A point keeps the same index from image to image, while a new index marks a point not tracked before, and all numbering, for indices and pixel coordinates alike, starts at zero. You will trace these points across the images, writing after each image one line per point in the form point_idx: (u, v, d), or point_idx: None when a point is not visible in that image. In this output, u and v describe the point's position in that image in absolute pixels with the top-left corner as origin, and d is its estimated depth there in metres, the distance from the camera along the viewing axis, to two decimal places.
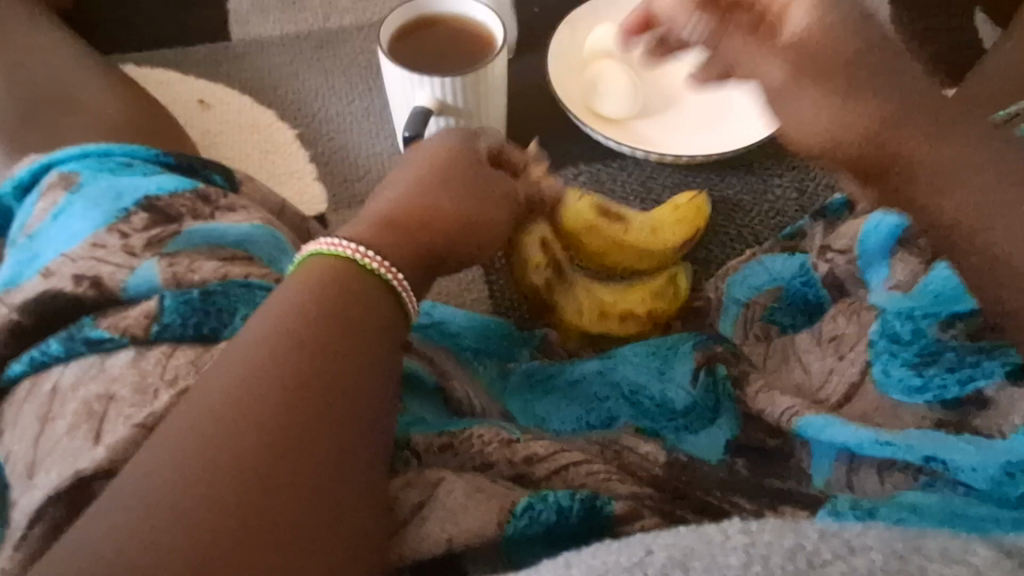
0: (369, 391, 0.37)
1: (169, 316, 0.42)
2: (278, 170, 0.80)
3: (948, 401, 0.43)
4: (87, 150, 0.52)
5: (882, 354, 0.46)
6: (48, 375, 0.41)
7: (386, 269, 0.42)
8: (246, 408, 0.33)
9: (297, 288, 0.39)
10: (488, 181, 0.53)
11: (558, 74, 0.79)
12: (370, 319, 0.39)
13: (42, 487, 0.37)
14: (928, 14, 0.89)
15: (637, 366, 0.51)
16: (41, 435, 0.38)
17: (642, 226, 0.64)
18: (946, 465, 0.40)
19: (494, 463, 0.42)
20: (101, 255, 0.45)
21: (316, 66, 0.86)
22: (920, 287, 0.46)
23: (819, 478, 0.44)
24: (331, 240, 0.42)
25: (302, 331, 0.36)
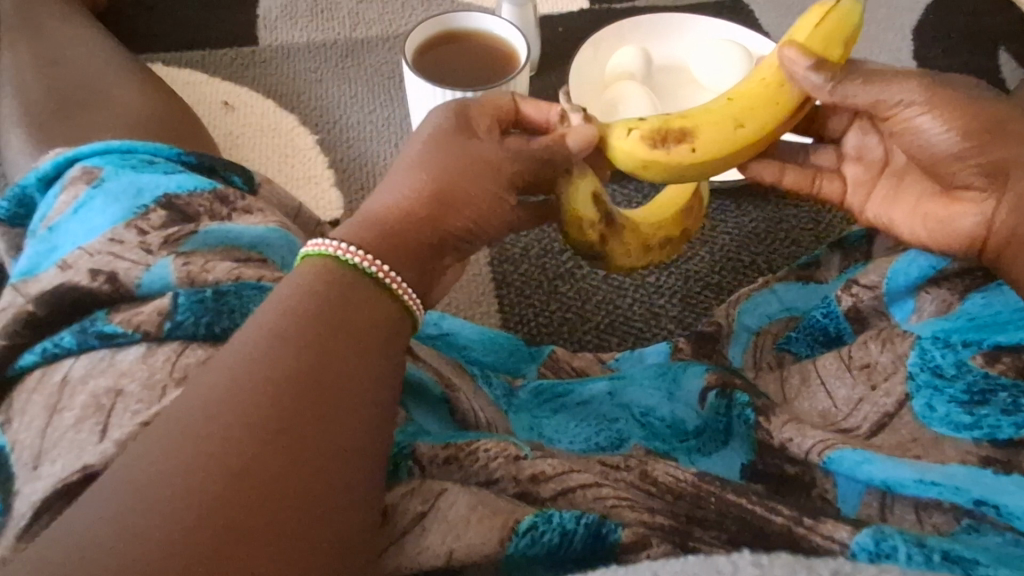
0: (364, 388, 0.36)
1: (183, 314, 0.42)
2: (296, 174, 0.81)
3: (999, 440, 0.41)
4: (111, 146, 0.53)
5: (924, 387, 0.44)
6: (59, 366, 0.41)
7: (369, 263, 0.39)
8: (238, 406, 0.33)
9: (296, 284, 0.37)
10: (476, 149, 0.45)
11: (579, 93, 0.80)
12: (366, 313, 0.38)
13: (44, 477, 0.36)
14: (954, 50, 0.88)
15: (646, 390, 0.51)
16: (48, 425, 0.38)
17: (715, 127, 0.45)
18: (998, 510, 0.38)
19: (498, 479, 0.41)
20: (118, 251, 0.45)
21: (341, 74, 0.88)
22: (956, 313, 0.45)
23: (849, 511, 0.41)
24: (317, 241, 0.39)
25: (296, 326, 0.35)
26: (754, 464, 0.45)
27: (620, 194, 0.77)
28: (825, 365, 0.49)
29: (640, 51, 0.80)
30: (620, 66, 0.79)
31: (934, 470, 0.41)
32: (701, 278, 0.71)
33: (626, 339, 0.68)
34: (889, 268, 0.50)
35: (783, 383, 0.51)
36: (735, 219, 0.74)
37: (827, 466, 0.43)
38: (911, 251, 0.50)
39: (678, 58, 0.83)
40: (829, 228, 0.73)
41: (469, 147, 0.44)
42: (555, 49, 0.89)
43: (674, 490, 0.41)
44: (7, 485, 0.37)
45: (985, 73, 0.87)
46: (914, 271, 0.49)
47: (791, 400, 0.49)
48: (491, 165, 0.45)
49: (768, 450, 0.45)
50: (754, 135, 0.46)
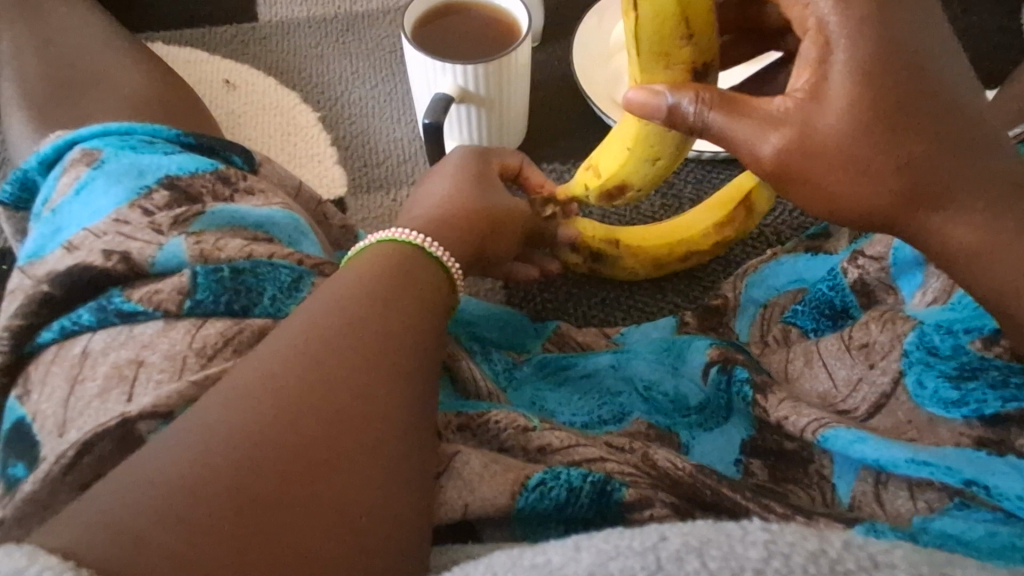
0: (409, 365, 0.38)
1: (203, 293, 0.42)
2: (299, 153, 0.80)
3: (987, 416, 0.39)
4: (109, 128, 0.52)
5: (916, 363, 0.42)
6: (77, 340, 0.41)
7: (441, 252, 0.46)
8: (298, 379, 0.35)
9: (351, 278, 0.41)
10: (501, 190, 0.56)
11: (582, 64, 0.79)
12: (420, 294, 0.42)
13: (71, 443, 0.37)
14: (977, 9, 0.86)
15: (649, 364, 0.51)
16: (71, 394, 0.39)
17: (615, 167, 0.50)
18: (989, 491, 0.37)
19: (509, 448, 0.42)
20: (127, 231, 0.45)
21: (342, 49, 0.86)
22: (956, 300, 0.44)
23: (844, 490, 0.41)
24: (401, 230, 0.46)
25: (353, 311, 0.38)
26: (755, 439, 0.45)
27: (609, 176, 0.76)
28: (828, 346, 0.48)
29: None
30: None
31: (928, 450, 0.39)
32: None
33: (631, 314, 0.67)
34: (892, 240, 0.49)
35: (787, 364, 0.50)
36: None
37: (823, 444, 0.41)
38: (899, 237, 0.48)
39: None
40: None
41: (493, 192, 0.54)
42: (560, 18, 0.87)
43: (673, 473, 0.41)
44: (34, 452, 0.38)
45: (1010, 33, 0.84)
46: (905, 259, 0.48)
47: (793, 380, 0.49)
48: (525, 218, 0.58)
49: (765, 427, 0.45)
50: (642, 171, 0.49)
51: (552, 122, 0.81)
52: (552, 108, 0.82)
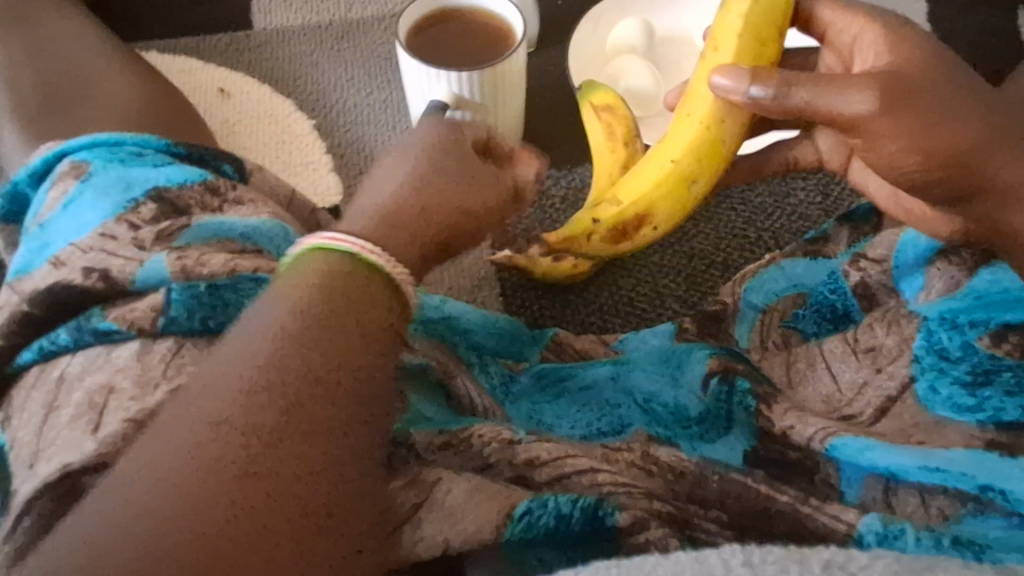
0: (375, 385, 0.37)
1: (177, 309, 0.41)
2: (294, 160, 0.80)
3: (1005, 423, 0.39)
4: (99, 138, 0.51)
5: (928, 370, 0.42)
6: (56, 363, 0.41)
7: (381, 259, 0.40)
8: (242, 409, 0.33)
9: (284, 294, 0.38)
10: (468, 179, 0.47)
11: (578, 70, 0.80)
12: (373, 314, 0.38)
13: (41, 474, 0.36)
14: (972, 9, 0.87)
15: (649, 376, 0.50)
16: (45, 422, 0.38)
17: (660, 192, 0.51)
18: (1005, 496, 0.37)
19: (494, 464, 0.41)
20: (112, 247, 0.45)
21: (337, 56, 0.86)
22: (964, 290, 0.44)
23: (852, 496, 0.40)
24: (333, 235, 0.40)
25: (300, 331, 0.36)
26: (756, 450, 0.43)
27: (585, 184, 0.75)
28: (831, 349, 0.47)
29: (642, 21, 0.80)
30: (621, 40, 0.79)
31: (938, 454, 0.39)
32: (707, 256, 0.69)
33: (630, 322, 0.67)
34: (896, 242, 0.49)
35: (789, 367, 0.49)
36: (741, 193, 0.72)
37: (830, 453, 0.41)
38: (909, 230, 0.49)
39: (681, 30, 0.82)
40: (840, 200, 0.71)
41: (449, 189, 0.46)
42: (556, 23, 0.87)
43: (676, 467, 0.41)
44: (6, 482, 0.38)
45: (1005, 34, 0.86)
46: (919, 248, 0.47)
47: (795, 387, 0.47)
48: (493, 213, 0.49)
49: (767, 437, 0.43)
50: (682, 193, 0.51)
51: (548, 126, 0.81)
52: (549, 113, 0.82)
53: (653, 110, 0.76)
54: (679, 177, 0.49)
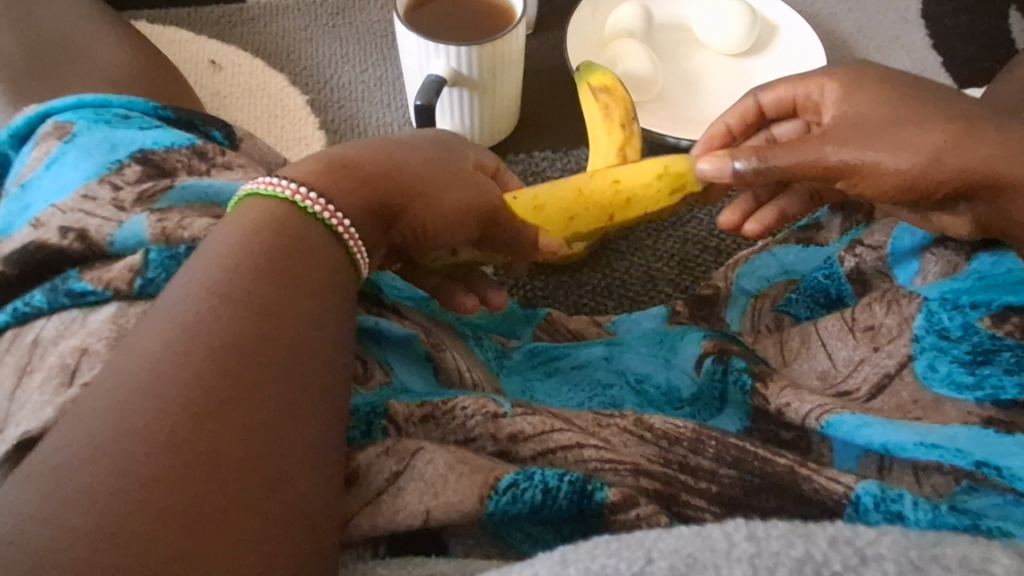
0: (319, 354, 0.32)
1: (155, 270, 0.37)
2: (286, 135, 0.78)
3: (1004, 401, 0.38)
4: (83, 101, 0.48)
5: (928, 350, 0.42)
6: (29, 328, 0.36)
7: (330, 214, 0.36)
8: (188, 366, 0.29)
9: (232, 242, 0.34)
10: (457, 176, 0.42)
11: (577, 50, 0.79)
12: (318, 275, 0.35)
13: (7, 442, 0.31)
14: (963, 8, 0.88)
15: (642, 356, 0.49)
16: (17, 388, 0.33)
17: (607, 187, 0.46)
18: (1000, 472, 0.37)
19: (477, 438, 0.38)
20: (90, 208, 0.40)
21: (332, 32, 0.85)
22: (966, 272, 0.43)
23: (847, 466, 0.40)
24: (268, 178, 0.36)
25: (237, 287, 0.32)
26: (751, 429, 0.43)
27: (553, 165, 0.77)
28: (827, 326, 0.47)
29: (641, 6, 0.80)
30: (620, 23, 0.79)
31: (935, 430, 0.39)
32: (699, 240, 0.70)
33: (622, 303, 0.67)
34: (894, 229, 0.48)
35: (782, 347, 0.49)
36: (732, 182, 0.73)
37: (825, 430, 0.41)
38: (902, 226, 0.48)
39: (679, 17, 0.84)
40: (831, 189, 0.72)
41: (424, 183, 0.41)
42: (553, 9, 0.87)
43: (671, 434, 0.39)
44: None
45: (996, 32, 0.87)
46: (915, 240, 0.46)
47: (790, 364, 0.48)
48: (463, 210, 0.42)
49: (763, 417, 0.43)
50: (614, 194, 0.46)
51: (545, 108, 0.80)
52: (545, 95, 0.81)
53: (648, 97, 0.77)
54: (567, 221, 0.45)
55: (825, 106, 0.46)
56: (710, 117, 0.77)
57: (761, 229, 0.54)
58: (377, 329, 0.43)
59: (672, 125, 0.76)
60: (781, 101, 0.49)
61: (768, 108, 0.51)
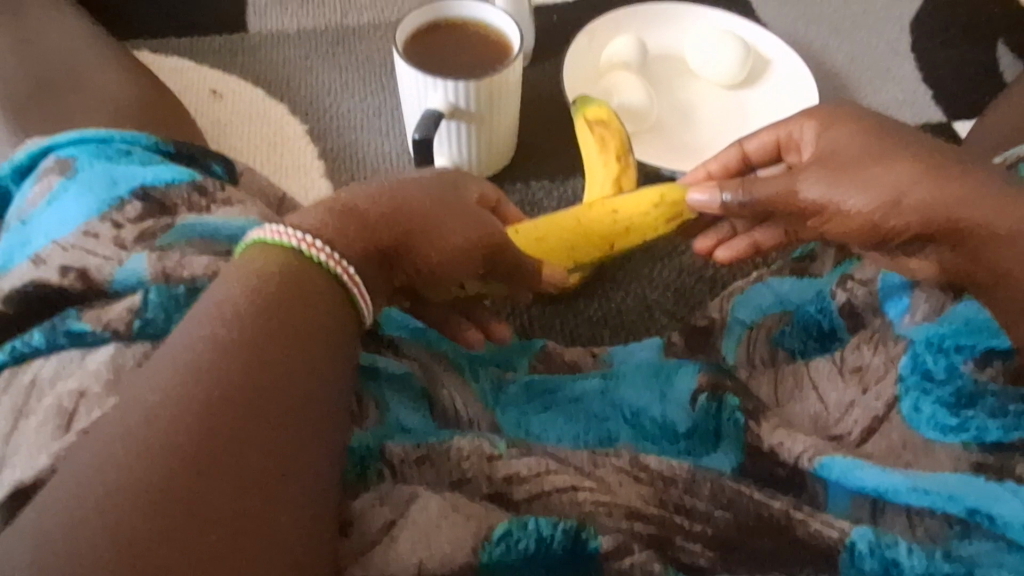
0: (315, 406, 0.33)
1: (153, 311, 0.37)
2: (285, 164, 0.79)
3: (988, 443, 0.41)
4: (86, 135, 0.48)
5: (912, 389, 0.43)
6: (26, 368, 0.36)
7: (333, 260, 0.37)
8: (183, 417, 0.29)
9: (234, 290, 0.34)
10: (461, 214, 0.42)
11: (573, 81, 0.80)
12: (317, 320, 0.35)
13: (4, 485, 0.32)
14: (952, 43, 0.90)
15: (639, 389, 0.48)
16: (13, 431, 0.34)
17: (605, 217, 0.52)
18: (992, 520, 0.38)
19: (471, 479, 0.38)
20: (91, 245, 0.40)
21: (331, 61, 0.86)
22: (947, 317, 0.44)
23: (840, 511, 0.41)
24: (276, 227, 0.36)
25: (235, 333, 0.32)
26: (744, 467, 0.43)
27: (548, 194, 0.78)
28: (817, 368, 0.47)
29: (637, 39, 0.82)
30: (616, 55, 0.80)
31: (926, 477, 0.40)
32: (695, 270, 0.70)
33: (619, 333, 0.67)
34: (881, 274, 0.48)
35: (776, 386, 0.48)
36: None
37: (818, 472, 0.41)
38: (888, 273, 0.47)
39: (673, 48, 0.85)
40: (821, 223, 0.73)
41: (430, 221, 0.41)
42: (549, 40, 0.89)
43: (667, 475, 0.39)
44: None
45: (984, 66, 0.88)
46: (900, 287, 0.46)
47: (783, 405, 0.47)
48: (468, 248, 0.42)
49: (756, 454, 0.43)
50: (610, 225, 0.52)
51: (541, 138, 0.81)
52: (541, 124, 0.82)
53: (644, 127, 0.78)
54: (567, 250, 0.51)
55: (806, 145, 0.49)
56: (704, 147, 0.78)
57: (732, 257, 0.55)
58: (376, 365, 0.44)
59: (667, 155, 0.77)
60: (766, 146, 0.52)
61: (753, 153, 0.53)
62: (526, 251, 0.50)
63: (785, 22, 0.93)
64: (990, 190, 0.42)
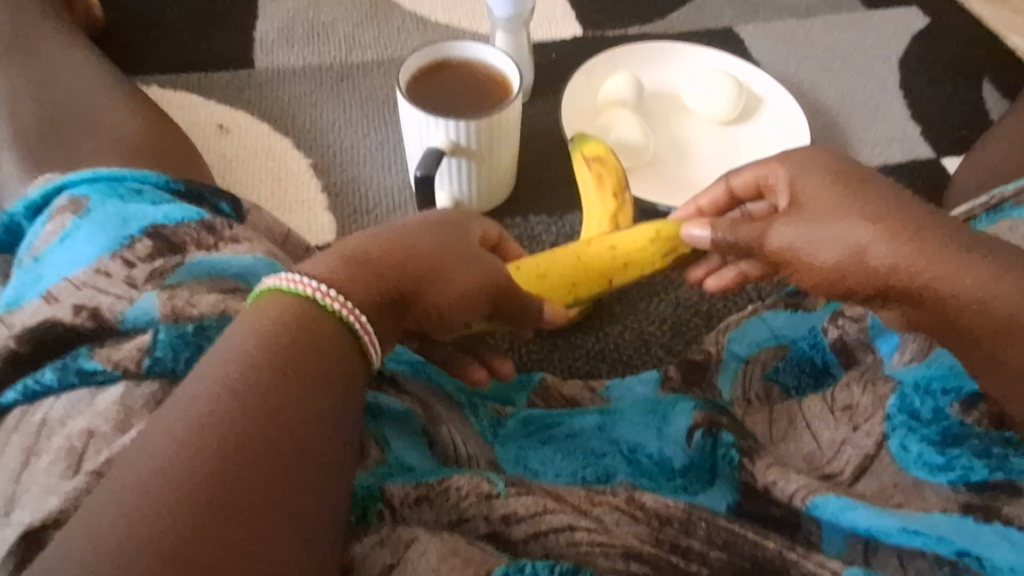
0: (325, 451, 0.34)
1: (163, 350, 0.38)
2: (289, 198, 0.80)
3: (973, 483, 0.41)
4: (99, 174, 0.50)
5: (899, 427, 0.44)
6: (37, 407, 0.37)
7: (343, 307, 0.38)
8: (196, 465, 0.30)
9: (247, 337, 0.35)
10: (466, 259, 0.44)
11: (571, 118, 0.82)
12: (327, 367, 0.36)
13: (13, 526, 0.32)
14: (939, 81, 0.93)
15: (635, 426, 0.49)
16: (23, 470, 0.35)
17: (602, 250, 0.53)
18: (981, 562, 0.38)
19: (470, 519, 0.39)
20: (103, 284, 0.41)
21: (336, 97, 0.89)
22: (931, 360, 0.45)
23: (833, 552, 0.41)
24: (291, 275, 0.38)
25: (247, 381, 0.33)
26: (740, 505, 0.44)
27: (547, 228, 0.79)
28: (810, 407, 0.48)
29: (633, 78, 0.84)
30: (613, 93, 0.83)
31: (917, 517, 0.40)
32: (691, 305, 0.71)
33: (616, 367, 0.67)
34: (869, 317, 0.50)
35: (771, 423, 0.49)
36: None
37: (811, 512, 0.42)
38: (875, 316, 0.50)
39: (669, 86, 0.88)
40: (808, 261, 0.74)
41: (437, 269, 0.42)
42: (548, 77, 0.92)
43: (663, 514, 0.40)
44: None
45: (970, 104, 0.91)
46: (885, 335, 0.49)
47: (777, 443, 0.48)
48: (473, 294, 0.43)
49: (751, 493, 0.44)
50: (608, 258, 0.53)
51: (540, 173, 0.83)
52: (540, 159, 0.84)
53: (640, 163, 0.79)
54: (568, 286, 0.52)
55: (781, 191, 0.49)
56: (698, 183, 0.80)
57: (721, 286, 0.54)
58: (378, 404, 0.45)
59: (662, 191, 0.78)
60: (748, 183, 0.51)
61: (739, 191, 0.52)
62: (527, 288, 0.51)
63: (777, 61, 0.95)
64: (971, 233, 0.43)
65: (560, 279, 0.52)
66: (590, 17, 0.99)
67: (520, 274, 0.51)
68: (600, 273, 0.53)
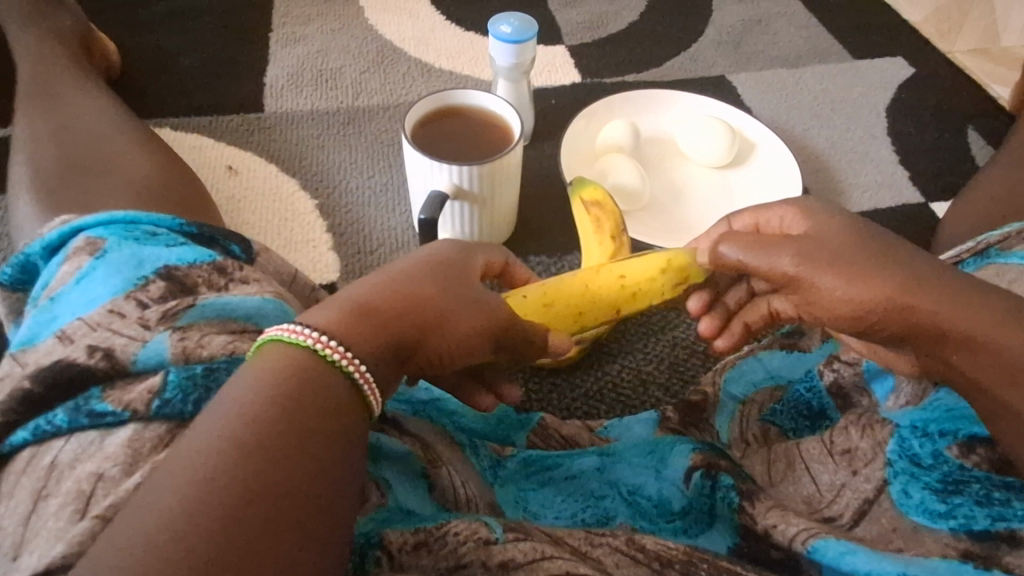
0: (325, 503, 0.34)
1: (172, 391, 0.39)
2: (295, 238, 0.82)
3: (976, 532, 0.40)
4: (115, 216, 0.52)
5: (900, 474, 0.44)
6: (47, 448, 0.38)
7: (345, 358, 0.39)
8: (198, 523, 0.31)
9: (249, 391, 0.36)
10: (465, 298, 0.45)
11: (570, 162, 0.85)
12: (327, 419, 0.36)
13: (21, 570, 0.33)
14: (925, 128, 0.97)
15: (634, 467, 0.50)
16: (32, 513, 0.35)
17: (609, 279, 0.54)
18: None
19: (467, 564, 0.38)
20: (117, 325, 0.42)
21: (342, 141, 0.91)
22: (930, 402, 0.47)
23: None
24: (292, 327, 0.39)
25: (250, 437, 0.34)
26: (741, 547, 0.44)
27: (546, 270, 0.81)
28: (809, 449, 0.49)
29: (630, 124, 0.87)
30: (610, 139, 0.86)
31: (917, 563, 0.40)
32: (688, 346, 0.72)
33: (615, 407, 0.68)
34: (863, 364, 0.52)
35: (770, 465, 0.50)
36: None
37: (812, 556, 0.42)
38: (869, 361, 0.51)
39: (665, 132, 0.91)
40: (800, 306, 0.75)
41: (438, 314, 0.43)
42: (548, 122, 0.95)
43: (664, 556, 0.40)
44: None
45: (957, 150, 0.94)
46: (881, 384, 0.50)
47: (776, 485, 0.49)
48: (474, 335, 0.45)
49: (751, 536, 0.44)
50: (614, 288, 0.54)
51: (540, 214, 0.86)
52: (540, 201, 0.87)
53: (637, 206, 0.82)
54: (574, 315, 0.53)
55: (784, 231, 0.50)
56: (692, 225, 0.82)
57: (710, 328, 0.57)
58: (380, 444, 0.46)
59: (658, 232, 0.80)
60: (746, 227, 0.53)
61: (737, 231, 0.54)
62: (532, 318, 0.52)
63: (768, 108, 0.99)
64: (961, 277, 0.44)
65: (568, 306, 0.53)
66: (588, 64, 1.03)
67: (524, 305, 0.52)
68: (608, 302, 0.54)
